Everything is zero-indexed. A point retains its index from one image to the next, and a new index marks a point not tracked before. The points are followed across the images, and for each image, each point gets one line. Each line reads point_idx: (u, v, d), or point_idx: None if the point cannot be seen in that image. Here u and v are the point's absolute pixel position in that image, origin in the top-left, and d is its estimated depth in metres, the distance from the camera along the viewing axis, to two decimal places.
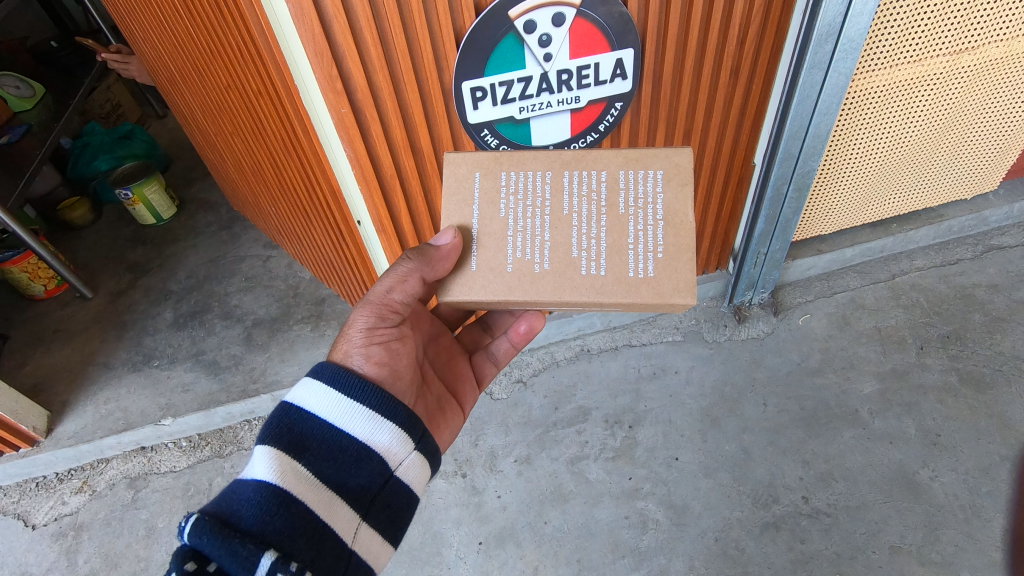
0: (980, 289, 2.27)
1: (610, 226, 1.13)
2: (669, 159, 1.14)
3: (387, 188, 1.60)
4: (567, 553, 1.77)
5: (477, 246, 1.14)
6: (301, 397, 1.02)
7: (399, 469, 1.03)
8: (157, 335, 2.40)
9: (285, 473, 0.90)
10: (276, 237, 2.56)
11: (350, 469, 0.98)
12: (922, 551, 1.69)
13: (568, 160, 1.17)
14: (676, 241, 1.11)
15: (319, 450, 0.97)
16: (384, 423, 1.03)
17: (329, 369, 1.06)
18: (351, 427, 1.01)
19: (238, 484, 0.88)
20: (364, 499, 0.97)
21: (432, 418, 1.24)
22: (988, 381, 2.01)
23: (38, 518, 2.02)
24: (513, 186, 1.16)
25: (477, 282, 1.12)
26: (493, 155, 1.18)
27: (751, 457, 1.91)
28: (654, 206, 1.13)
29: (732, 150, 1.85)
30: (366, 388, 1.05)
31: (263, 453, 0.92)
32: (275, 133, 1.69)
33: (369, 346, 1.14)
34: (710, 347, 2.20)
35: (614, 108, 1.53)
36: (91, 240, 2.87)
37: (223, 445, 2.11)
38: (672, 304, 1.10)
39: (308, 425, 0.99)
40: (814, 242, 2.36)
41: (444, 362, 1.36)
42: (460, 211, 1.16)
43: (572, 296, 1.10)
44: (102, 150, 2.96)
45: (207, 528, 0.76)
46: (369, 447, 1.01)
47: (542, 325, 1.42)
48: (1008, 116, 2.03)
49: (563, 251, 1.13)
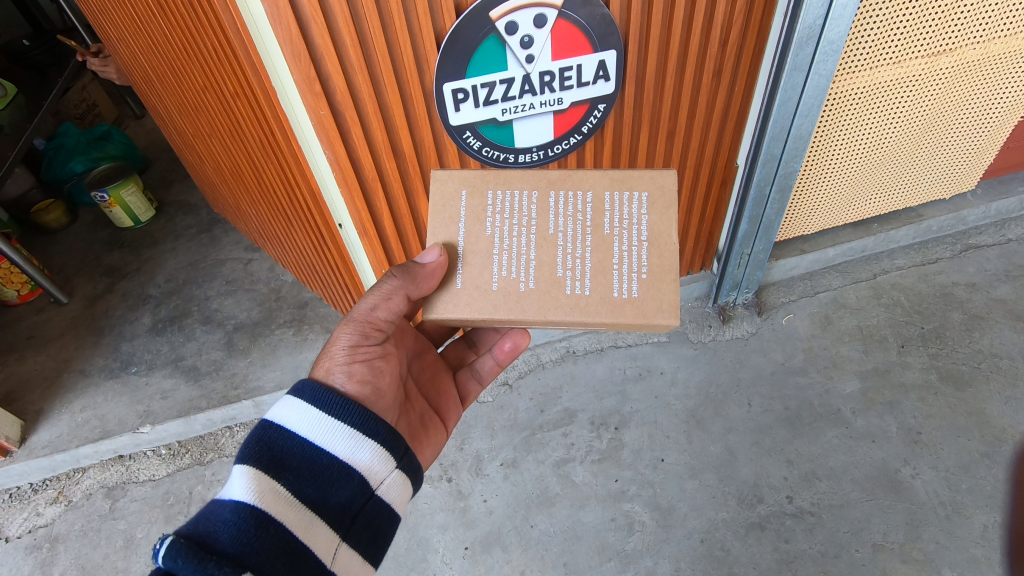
0: (959, 288, 2.30)
1: (595, 246, 1.12)
2: (654, 180, 1.15)
3: (368, 190, 1.58)
4: (553, 556, 1.77)
5: (463, 263, 1.12)
6: (281, 415, 1.00)
7: (380, 488, 1.01)
8: (136, 341, 2.35)
9: (264, 493, 0.88)
10: (257, 239, 2.52)
11: (330, 487, 0.96)
12: (904, 549, 1.70)
13: (554, 179, 1.16)
14: (660, 262, 1.11)
15: (299, 469, 0.95)
16: (365, 441, 1.01)
17: (310, 387, 1.04)
18: (332, 445, 0.99)
19: (215, 505, 0.86)
20: (343, 519, 0.96)
21: (415, 435, 1.22)
22: (967, 379, 2.03)
23: (12, 530, 1.97)
24: (499, 205, 1.15)
25: (463, 300, 1.11)
26: (480, 174, 1.18)
27: (736, 458, 1.91)
28: (639, 227, 1.12)
29: (716, 152, 1.85)
30: (348, 405, 1.03)
31: (242, 473, 0.90)
32: (253, 134, 1.65)
33: (352, 364, 1.12)
34: (696, 347, 2.21)
35: (597, 110, 1.52)
36: (66, 244, 2.81)
37: (203, 452, 2.08)
38: (655, 324, 1.09)
39: (288, 444, 0.97)
40: (797, 242, 2.37)
41: (428, 378, 1.35)
42: (446, 229, 1.15)
43: (557, 315, 1.09)
44: (78, 152, 2.89)
45: (183, 551, 0.73)
46: (350, 465, 0.99)
47: (527, 342, 1.41)
48: (986, 116, 2.06)
49: (548, 270, 1.12)
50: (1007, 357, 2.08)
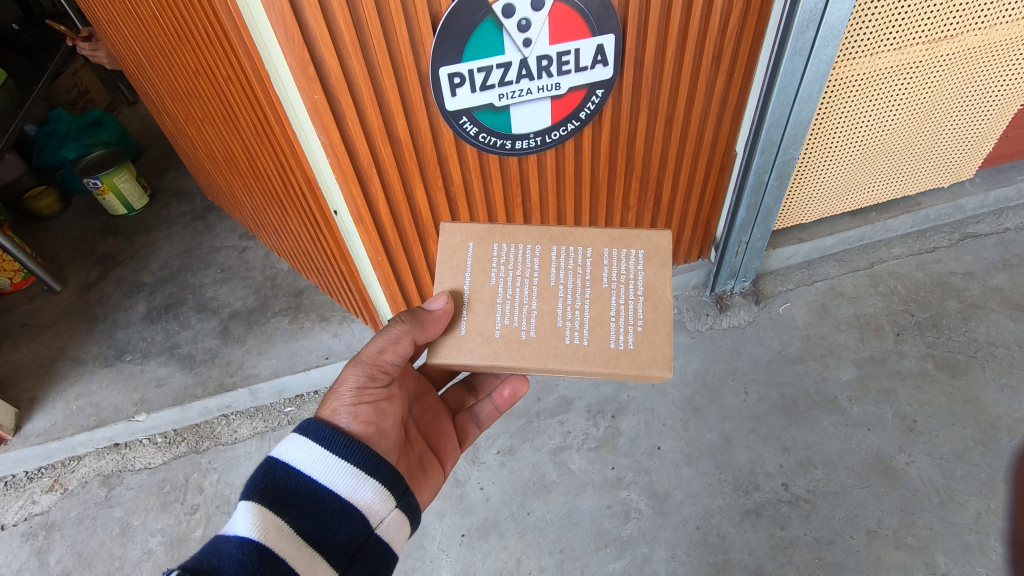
0: (956, 277, 2.29)
1: (594, 299, 1.12)
2: (650, 239, 1.16)
3: (364, 176, 1.56)
4: (550, 543, 1.77)
5: (467, 311, 1.12)
6: (286, 453, 1.00)
7: (380, 527, 1.00)
8: (130, 328, 2.33)
9: (267, 529, 0.88)
10: (252, 227, 2.50)
11: (332, 525, 0.95)
12: (898, 535, 1.71)
13: (557, 234, 1.17)
14: (655, 315, 1.11)
15: (302, 506, 0.94)
16: (367, 480, 1.01)
17: (315, 425, 1.04)
18: (335, 482, 0.99)
19: (220, 540, 0.86)
20: (344, 557, 0.94)
21: (414, 477, 1.21)
22: (963, 367, 2.04)
23: (8, 518, 1.97)
24: (504, 257, 1.16)
25: (466, 345, 1.10)
26: (487, 226, 1.19)
27: (732, 445, 1.92)
28: (635, 282, 1.13)
29: (714, 139, 1.84)
30: (351, 445, 1.03)
31: (246, 508, 0.90)
32: (246, 119, 1.63)
33: (357, 406, 1.11)
34: (692, 336, 2.21)
35: (595, 95, 1.50)
36: (59, 231, 2.78)
37: (200, 440, 2.08)
38: (649, 376, 1.08)
39: (293, 481, 0.96)
40: (795, 231, 2.37)
41: (428, 421, 1.34)
42: (453, 277, 1.15)
43: (556, 364, 1.08)
44: (69, 138, 2.85)
45: None
46: (352, 503, 0.98)
47: (526, 389, 1.41)
48: (986, 103, 2.05)
49: (549, 320, 1.11)
50: (1003, 346, 2.09)
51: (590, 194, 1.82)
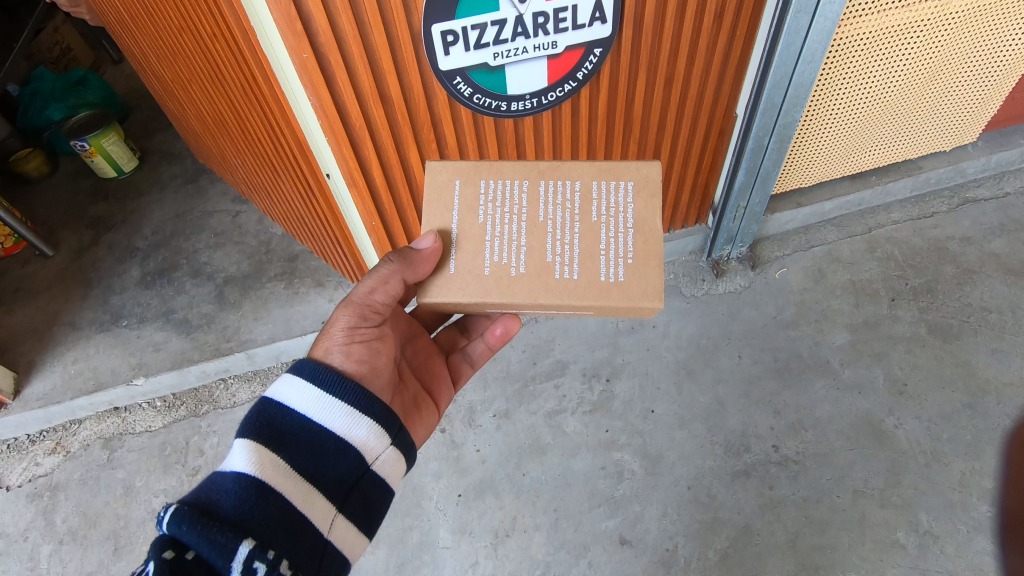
0: (953, 242, 2.29)
1: (583, 233, 1.11)
2: (640, 170, 1.14)
3: (356, 139, 1.53)
4: (544, 502, 1.82)
5: (456, 248, 1.12)
6: (279, 392, 1.00)
7: (376, 463, 1.02)
8: (125, 293, 2.32)
9: (264, 465, 0.89)
10: (244, 191, 2.46)
11: (327, 461, 0.97)
12: (883, 495, 1.76)
13: (544, 169, 1.16)
14: (646, 247, 1.10)
15: (297, 443, 0.96)
16: (362, 418, 1.02)
17: (309, 364, 1.04)
18: (329, 421, 1.00)
19: (217, 476, 0.87)
20: (340, 491, 0.97)
21: (408, 415, 1.23)
22: (955, 332, 2.05)
23: (12, 479, 2.00)
24: (490, 194, 1.15)
25: (455, 284, 1.10)
26: (473, 164, 1.17)
27: (724, 408, 1.95)
28: (625, 214, 1.12)
29: (714, 101, 1.80)
30: (345, 383, 1.03)
31: (242, 445, 0.91)
32: (234, 79, 1.59)
33: (349, 345, 1.12)
34: (687, 301, 2.21)
35: (592, 55, 1.46)
36: (49, 195, 2.74)
37: (199, 404, 2.10)
38: (641, 308, 1.08)
39: (287, 420, 0.97)
40: (793, 195, 2.34)
41: (421, 361, 1.34)
42: (440, 216, 1.14)
43: (547, 299, 1.08)
44: (54, 97, 2.78)
45: (186, 517, 0.75)
46: (347, 441, 0.99)
47: (518, 327, 1.40)
48: (995, 63, 2.00)
49: (538, 256, 1.11)
50: (996, 311, 2.10)
51: (586, 156, 1.79)
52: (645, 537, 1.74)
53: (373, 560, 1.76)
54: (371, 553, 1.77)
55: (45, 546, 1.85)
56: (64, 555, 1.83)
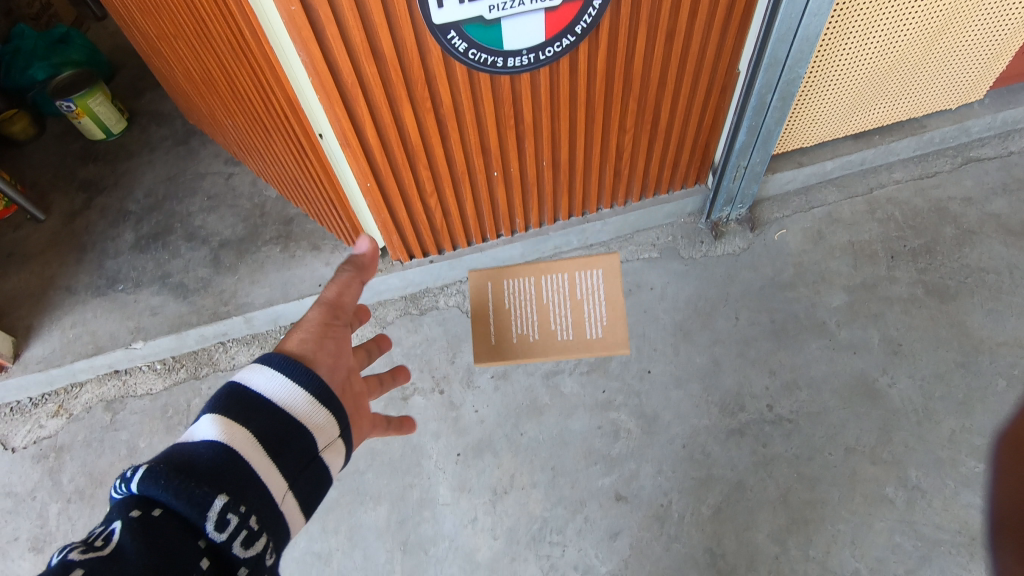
0: (954, 202, 2.27)
1: None
2: None
3: (348, 96, 1.49)
4: (542, 460, 1.85)
5: None
6: (248, 376, 0.95)
7: (324, 454, 0.98)
8: (120, 257, 2.30)
9: (233, 436, 0.86)
10: (237, 152, 2.42)
11: (286, 441, 0.92)
12: (874, 452, 1.79)
13: None
14: None
15: (262, 421, 0.91)
16: (320, 406, 0.98)
17: (279, 354, 1.00)
18: (291, 404, 0.95)
19: (182, 445, 0.83)
20: (294, 473, 0.91)
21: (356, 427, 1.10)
22: (952, 292, 2.06)
23: (17, 441, 2.03)
24: None
25: None
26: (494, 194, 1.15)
27: (720, 369, 1.96)
28: None
29: (717, 56, 1.74)
30: (307, 372, 0.99)
31: (208, 420, 0.87)
32: (220, 34, 1.53)
33: (321, 335, 1.09)
34: (685, 263, 2.21)
35: (591, 7, 1.41)
36: (37, 158, 2.69)
37: (199, 366, 2.12)
38: None
39: (258, 405, 0.92)
40: (795, 155, 2.30)
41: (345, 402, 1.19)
42: None
43: None
44: (36, 56, 2.68)
45: (164, 473, 0.73)
46: (304, 425, 0.95)
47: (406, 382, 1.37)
48: (1007, 16, 1.93)
49: None
50: (994, 272, 2.09)
51: (584, 115, 1.75)
52: (640, 493, 1.78)
53: (374, 516, 1.80)
54: (373, 510, 1.81)
55: (53, 505, 1.89)
56: (72, 513, 1.87)
